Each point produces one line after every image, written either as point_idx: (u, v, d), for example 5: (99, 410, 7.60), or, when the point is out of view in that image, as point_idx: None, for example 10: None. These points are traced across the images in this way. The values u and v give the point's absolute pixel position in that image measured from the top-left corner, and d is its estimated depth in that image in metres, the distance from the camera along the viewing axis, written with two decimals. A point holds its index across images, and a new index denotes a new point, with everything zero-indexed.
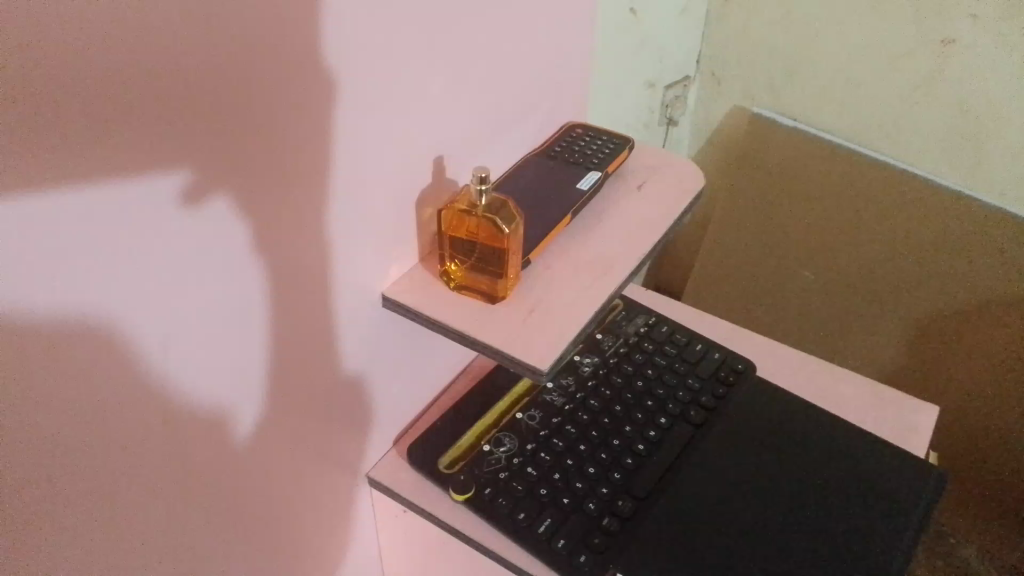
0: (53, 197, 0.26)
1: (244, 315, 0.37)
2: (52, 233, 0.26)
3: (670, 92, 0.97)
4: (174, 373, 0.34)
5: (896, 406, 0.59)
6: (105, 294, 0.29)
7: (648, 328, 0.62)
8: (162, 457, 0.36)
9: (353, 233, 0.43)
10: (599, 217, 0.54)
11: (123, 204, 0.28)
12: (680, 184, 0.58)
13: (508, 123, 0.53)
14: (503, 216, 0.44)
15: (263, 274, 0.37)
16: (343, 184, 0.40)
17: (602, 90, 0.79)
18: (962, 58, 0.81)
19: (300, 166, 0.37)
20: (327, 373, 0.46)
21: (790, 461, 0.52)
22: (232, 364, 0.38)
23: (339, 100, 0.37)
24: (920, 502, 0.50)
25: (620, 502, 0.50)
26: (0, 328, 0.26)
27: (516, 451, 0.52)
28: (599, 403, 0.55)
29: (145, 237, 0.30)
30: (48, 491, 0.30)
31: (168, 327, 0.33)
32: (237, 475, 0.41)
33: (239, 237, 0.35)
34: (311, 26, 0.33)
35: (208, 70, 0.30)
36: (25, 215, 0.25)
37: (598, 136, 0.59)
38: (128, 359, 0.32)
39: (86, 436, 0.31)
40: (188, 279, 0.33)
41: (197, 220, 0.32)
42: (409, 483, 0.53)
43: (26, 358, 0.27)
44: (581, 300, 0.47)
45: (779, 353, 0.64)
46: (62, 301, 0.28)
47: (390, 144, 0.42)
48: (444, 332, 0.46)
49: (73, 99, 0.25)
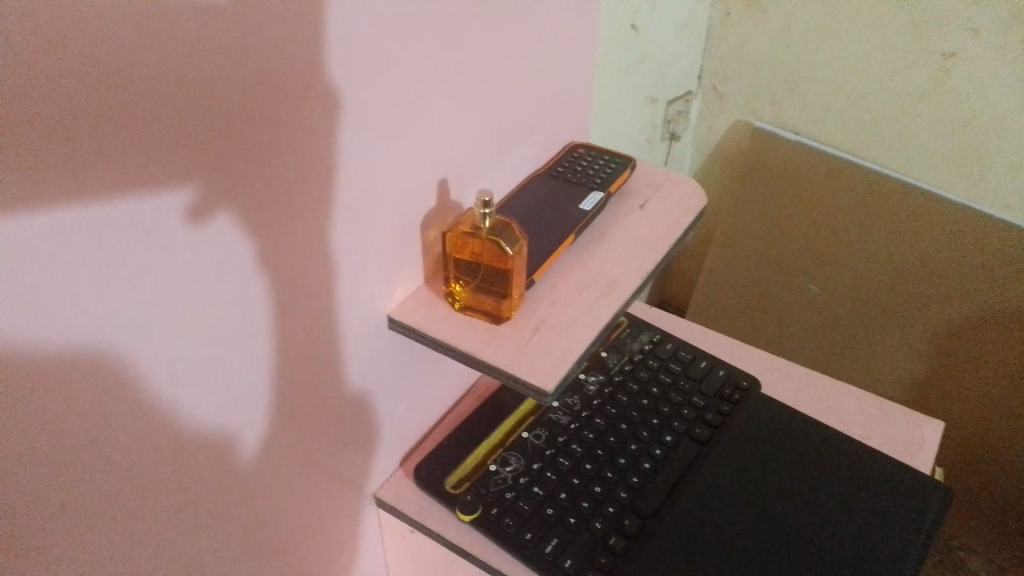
0: (56, 223, 0.26)
1: (248, 336, 0.38)
2: (55, 259, 0.27)
3: (671, 108, 0.98)
4: (180, 391, 0.35)
5: (902, 421, 0.59)
6: (112, 312, 0.30)
7: (653, 345, 0.62)
8: (166, 479, 0.36)
9: (359, 256, 0.43)
10: (601, 236, 0.54)
11: (126, 226, 0.29)
12: (682, 202, 0.58)
13: (510, 144, 0.53)
14: (507, 237, 0.45)
15: (267, 296, 0.38)
16: (346, 207, 0.41)
17: (604, 108, 0.79)
18: (962, 72, 0.82)
19: (302, 190, 0.37)
20: (332, 394, 0.46)
21: (797, 476, 0.53)
22: (239, 383, 0.38)
23: (340, 124, 0.37)
24: (927, 518, 0.50)
25: (627, 521, 0.50)
26: (15, 349, 0.27)
27: (521, 470, 0.52)
28: (604, 422, 0.56)
29: (148, 262, 0.31)
30: (55, 510, 0.31)
31: (174, 344, 0.34)
32: (245, 495, 0.42)
33: (243, 260, 0.35)
34: (310, 52, 0.34)
35: (209, 96, 0.30)
36: (28, 241, 0.26)
37: (600, 156, 0.60)
38: (135, 375, 0.32)
39: (93, 454, 0.31)
40: (193, 296, 0.33)
41: (198, 243, 0.33)
42: (415, 503, 0.53)
43: (30, 383, 0.28)
44: (583, 319, 0.47)
45: (783, 369, 0.64)
46: (66, 327, 0.28)
47: (392, 168, 0.43)
48: (449, 353, 0.47)
49: (74, 127, 0.26)
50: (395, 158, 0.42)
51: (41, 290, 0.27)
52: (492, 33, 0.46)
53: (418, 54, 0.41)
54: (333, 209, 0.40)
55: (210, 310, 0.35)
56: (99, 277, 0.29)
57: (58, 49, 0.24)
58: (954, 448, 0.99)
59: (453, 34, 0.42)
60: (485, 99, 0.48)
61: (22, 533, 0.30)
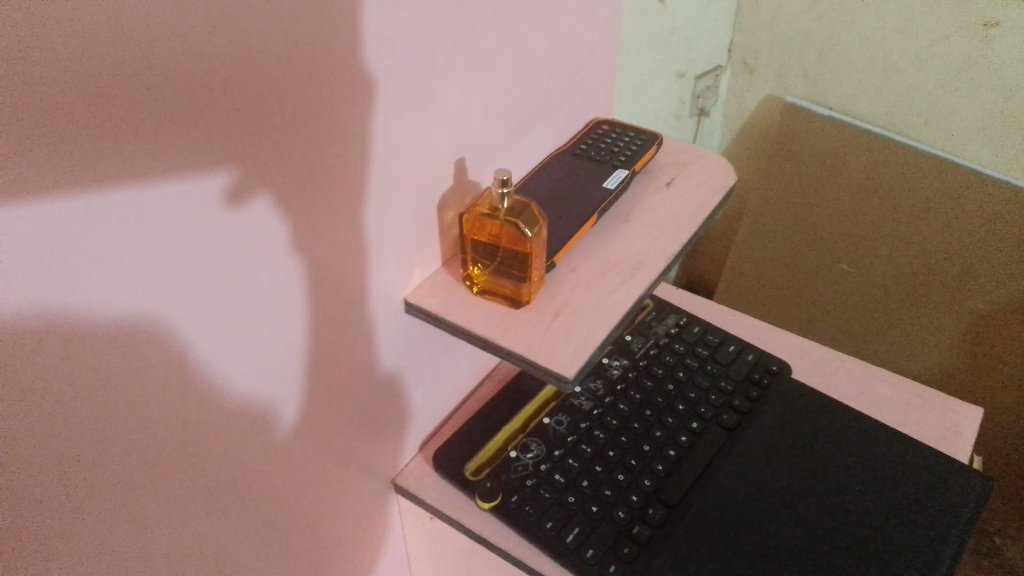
0: (94, 202, 0.25)
1: (277, 326, 0.37)
2: (87, 238, 0.26)
3: (700, 83, 0.95)
4: (211, 380, 0.34)
5: (939, 407, 0.57)
6: (144, 297, 0.29)
7: (679, 328, 0.60)
8: (188, 475, 0.35)
9: (381, 241, 0.42)
10: (626, 216, 0.52)
11: (163, 207, 0.28)
12: (710, 180, 0.56)
13: (533, 121, 0.51)
14: (526, 219, 0.43)
15: (296, 282, 0.36)
16: (371, 193, 0.39)
17: (630, 83, 0.77)
18: (1006, 43, 0.78)
19: (325, 176, 0.35)
20: (355, 384, 0.45)
21: (830, 464, 0.51)
22: (267, 371, 0.37)
23: (363, 106, 0.36)
24: (963, 512, 0.48)
25: (651, 510, 0.48)
26: (48, 328, 0.26)
27: (543, 457, 0.51)
28: (629, 407, 0.54)
29: (187, 244, 0.30)
30: (73, 507, 0.30)
31: (205, 331, 0.32)
32: (266, 488, 0.41)
33: (274, 245, 0.34)
34: (334, 30, 0.32)
35: (230, 78, 0.28)
36: (55, 233, 0.24)
37: (625, 132, 0.57)
38: (163, 364, 0.31)
39: (115, 448, 0.30)
40: (225, 282, 0.32)
41: (237, 224, 0.32)
42: (435, 490, 0.52)
43: (45, 382, 0.26)
44: (606, 303, 0.45)
45: (814, 352, 0.61)
46: (98, 310, 0.27)
47: (417, 152, 0.41)
48: (467, 339, 0.45)
49: (88, 110, 0.24)
50: (419, 141, 0.41)
51: (62, 280, 0.25)
52: (516, 6, 0.44)
53: (445, 30, 0.39)
54: (357, 194, 0.38)
55: (243, 295, 0.34)
56: (138, 259, 0.28)
57: (65, 28, 0.22)
58: (992, 431, 0.97)
59: (478, 8, 0.40)
60: (510, 77, 0.46)
61: (37, 534, 0.29)
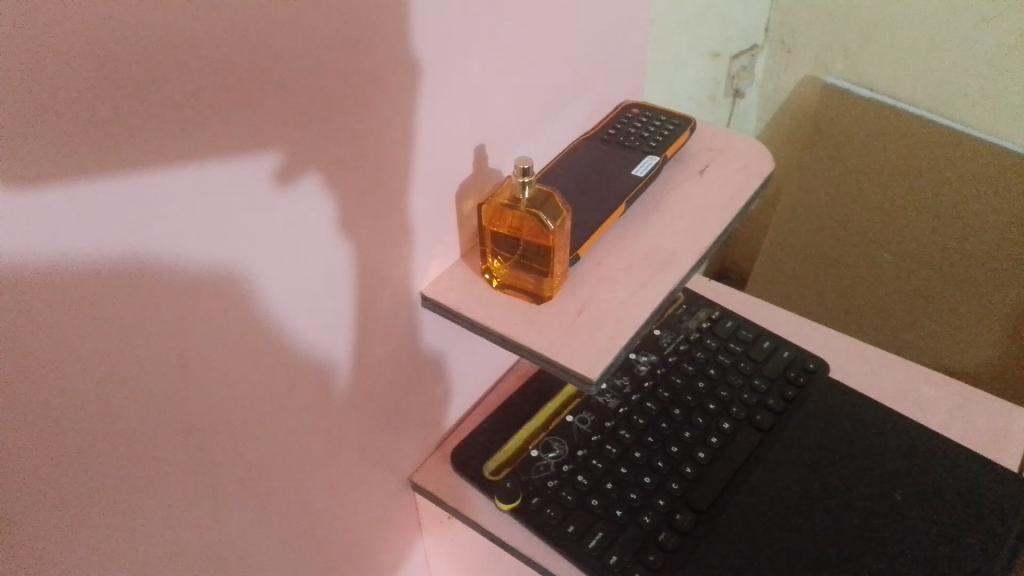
0: (130, 183, 0.24)
1: (319, 317, 0.35)
2: (125, 220, 0.24)
3: (736, 62, 0.92)
4: (250, 374, 0.32)
5: (987, 411, 0.53)
6: (185, 284, 0.27)
7: (711, 323, 0.57)
8: (204, 484, 0.32)
9: (408, 234, 0.39)
10: (657, 206, 0.50)
11: (203, 188, 0.26)
12: (747, 168, 0.53)
13: (561, 106, 0.49)
14: (549, 210, 0.41)
15: (338, 269, 0.35)
16: (397, 183, 0.36)
17: (662, 64, 0.74)
18: None
19: (347, 171, 0.33)
20: (379, 387, 0.42)
21: (868, 471, 0.48)
22: (308, 366, 0.36)
23: (391, 91, 0.33)
24: (1014, 526, 0.45)
25: (678, 516, 0.46)
26: (77, 321, 0.24)
27: (566, 457, 0.49)
28: (656, 407, 0.51)
29: (212, 234, 0.28)
30: (76, 530, 0.27)
31: (247, 321, 0.31)
32: (287, 497, 0.38)
33: (317, 230, 0.32)
34: (359, 13, 0.29)
35: (248, 59, 0.26)
36: (48, 223, 0.22)
37: (656, 116, 0.54)
38: (201, 357, 0.29)
39: (138, 459, 0.29)
40: (267, 268, 0.31)
41: (277, 207, 0.30)
42: (455, 491, 0.49)
43: (46, 392, 0.24)
44: (634, 300, 0.43)
45: (853, 349, 0.58)
46: (136, 297, 0.26)
47: (445, 140, 0.39)
48: (487, 336, 0.43)
49: (81, 93, 0.21)
50: (446, 128, 0.38)
51: (100, 266, 0.24)
52: None
53: (474, 10, 0.36)
54: (381, 186, 0.35)
55: (265, 293, 0.31)
56: (154, 249, 0.26)
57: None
58: None
59: None
60: (541, 58, 0.43)
61: (35, 554, 0.26)
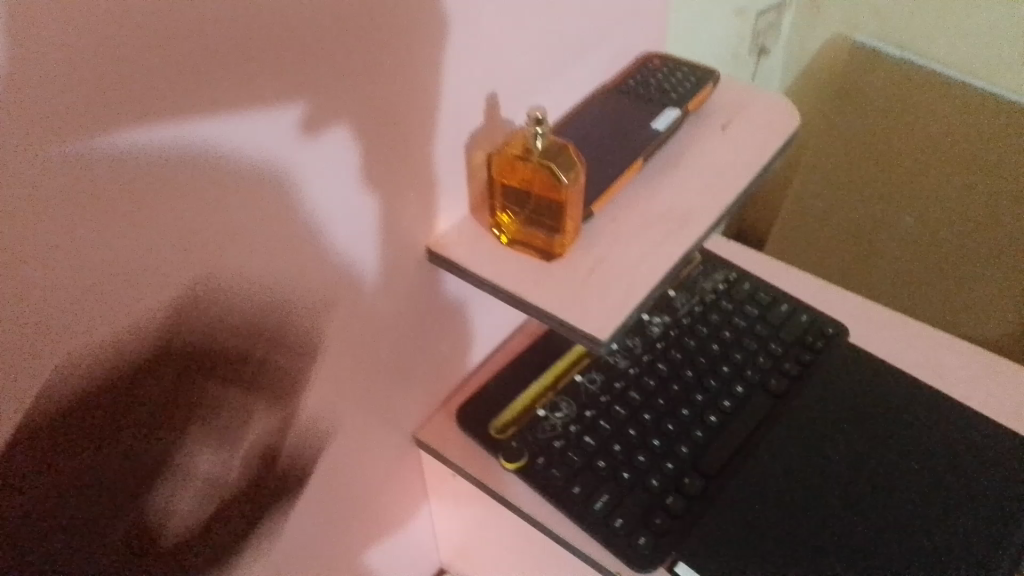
0: (176, 129, 0.25)
1: (351, 267, 0.36)
2: (169, 165, 0.25)
3: (762, 18, 0.89)
4: (281, 319, 0.34)
5: (1012, 381, 0.51)
6: (221, 228, 0.28)
7: (728, 285, 0.55)
8: (202, 436, 0.32)
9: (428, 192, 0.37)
10: (675, 163, 0.48)
11: (246, 136, 0.27)
12: (771, 124, 0.50)
13: (578, 56, 0.47)
14: (562, 163, 0.39)
15: (370, 222, 0.36)
16: (404, 131, 0.35)
17: (687, 16, 0.71)
18: None
19: (343, 114, 0.31)
20: (382, 343, 0.41)
21: (884, 441, 0.46)
22: (338, 315, 0.37)
23: (394, 33, 0.31)
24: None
25: (686, 480, 0.45)
26: (114, 261, 0.25)
27: (573, 418, 0.48)
28: (668, 369, 0.50)
29: (251, 182, 0.29)
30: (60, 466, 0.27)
31: (281, 268, 0.32)
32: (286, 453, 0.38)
33: (353, 182, 0.33)
34: None
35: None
36: (75, 160, 0.23)
37: (678, 69, 0.52)
38: (232, 300, 0.31)
39: (157, 395, 0.30)
40: (303, 217, 0.32)
41: (315, 157, 0.31)
42: (459, 450, 0.49)
43: (38, 323, 0.24)
44: (647, 259, 0.41)
45: (874, 315, 0.56)
46: (176, 239, 0.27)
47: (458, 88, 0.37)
48: (494, 294, 0.42)
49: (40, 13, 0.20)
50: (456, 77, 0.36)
51: (141, 208, 0.25)
52: None
53: None
54: (383, 134, 0.34)
55: (283, 240, 0.31)
56: (192, 192, 0.27)
57: None
58: None
59: None
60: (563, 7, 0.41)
61: (23, 485, 0.26)
